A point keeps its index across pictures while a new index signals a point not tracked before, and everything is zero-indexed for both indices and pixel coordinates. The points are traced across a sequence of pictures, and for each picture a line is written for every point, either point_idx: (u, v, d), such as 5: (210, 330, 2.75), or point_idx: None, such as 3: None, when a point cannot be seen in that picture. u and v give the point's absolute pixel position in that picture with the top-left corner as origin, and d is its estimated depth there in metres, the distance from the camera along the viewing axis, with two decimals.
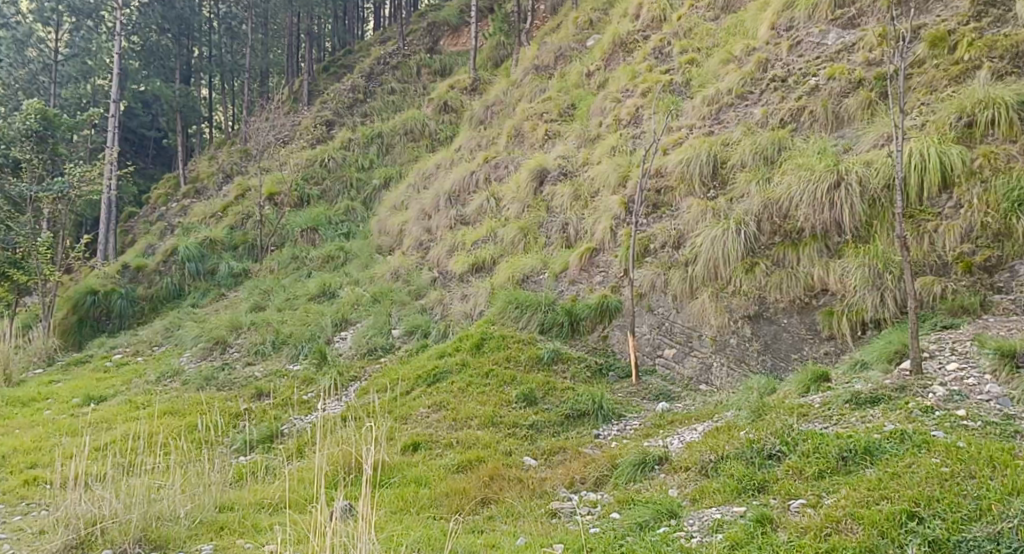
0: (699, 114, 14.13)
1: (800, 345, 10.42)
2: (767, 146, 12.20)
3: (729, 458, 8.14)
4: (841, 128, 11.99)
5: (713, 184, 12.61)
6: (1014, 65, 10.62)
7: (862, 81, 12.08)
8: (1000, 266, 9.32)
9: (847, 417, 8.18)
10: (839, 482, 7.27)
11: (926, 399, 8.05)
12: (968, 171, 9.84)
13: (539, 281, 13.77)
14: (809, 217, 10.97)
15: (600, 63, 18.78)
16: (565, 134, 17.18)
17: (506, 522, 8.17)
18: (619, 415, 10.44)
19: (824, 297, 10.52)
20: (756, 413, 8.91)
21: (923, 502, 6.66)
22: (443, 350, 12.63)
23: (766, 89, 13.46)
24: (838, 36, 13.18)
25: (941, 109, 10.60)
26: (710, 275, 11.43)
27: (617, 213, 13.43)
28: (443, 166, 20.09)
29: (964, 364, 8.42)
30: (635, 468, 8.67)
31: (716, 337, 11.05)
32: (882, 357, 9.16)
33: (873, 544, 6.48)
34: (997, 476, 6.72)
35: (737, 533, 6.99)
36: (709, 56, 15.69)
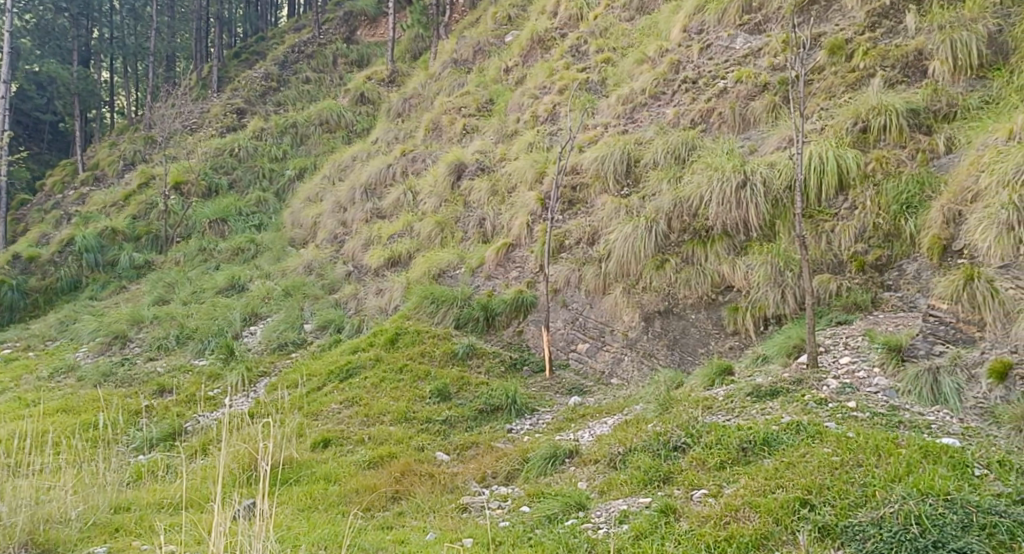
0: (614, 113, 14.44)
1: (706, 340, 10.69)
2: (678, 146, 12.49)
3: (636, 450, 8.36)
4: (747, 130, 12.37)
5: (626, 182, 12.85)
6: (905, 75, 11.15)
7: (767, 85, 12.46)
8: (889, 265, 9.70)
9: (748, 409, 8.50)
10: (738, 472, 7.54)
11: (820, 391, 8.41)
12: (862, 174, 10.31)
13: (455, 276, 13.82)
14: (716, 216, 11.23)
15: (518, 59, 18.93)
16: (483, 129, 17.28)
17: (416, 518, 8.17)
18: (532, 409, 10.58)
19: (729, 294, 10.84)
20: (663, 406, 9.18)
21: (815, 490, 6.94)
22: (356, 345, 12.59)
23: (678, 90, 13.78)
24: (746, 40, 13.55)
25: (838, 114, 11.06)
26: (623, 272, 11.67)
27: (534, 209, 13.53)
28: (359, 158, 19.93)
29: (856, 357, 8.77)
30: (546, 462, 8.83)
31: (627, 332, 11.28)
32: (782, 351, 9.47)
33: (768, 532, 6.73)
34: (882, 464, 7.04)
35: (641, 523, 7.17)
36: (623, 56, 15.98)
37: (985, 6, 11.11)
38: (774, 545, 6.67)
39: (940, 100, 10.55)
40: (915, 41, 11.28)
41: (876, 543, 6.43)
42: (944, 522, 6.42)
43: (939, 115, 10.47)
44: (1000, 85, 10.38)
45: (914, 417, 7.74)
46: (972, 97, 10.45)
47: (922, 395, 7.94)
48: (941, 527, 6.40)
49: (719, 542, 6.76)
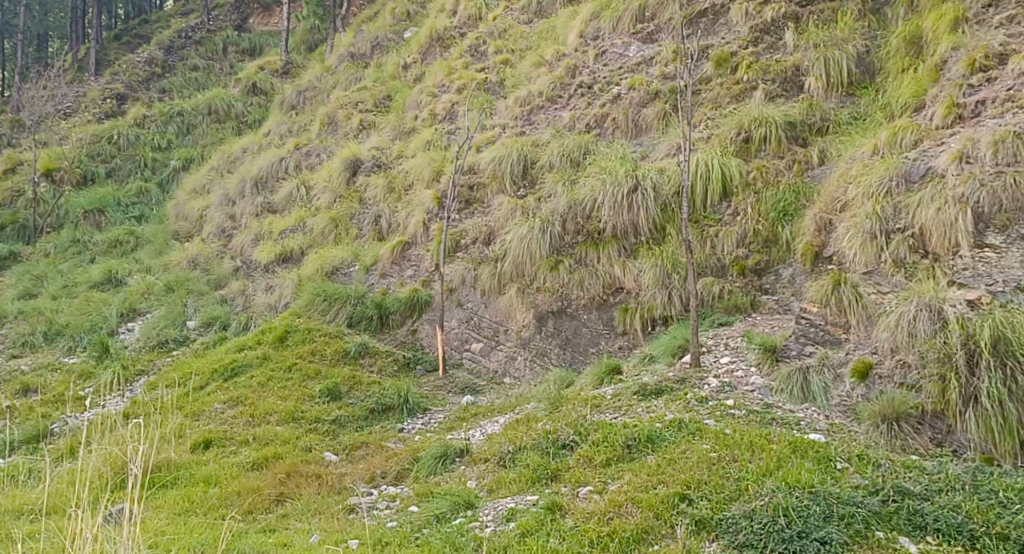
0: (511, 114, 14.54)
1: (597, 340, 10.81)
2: (573, 150, 12.67)
3: (526, 448, 8.47)
4: (640, 136, 12.62)
5: (523, 183, 12.95)
6: (783, 89, 11.64)
7: (658, 93, 12.74)
8: (767, 269, 10.08)
9: (634, 407, 8.70)
10: (623, 469, 7.71)
11: (701, 390, 8.68)
12: (744, 183, 10.70)
13: (348, 274, 13.64)
14: (609, 219, 11.34)
15: (416, 56, 18.82)
16: (380, 125, 17.12)
17: (300, 519, 8.01)
18: (425, 408, 10.55)
19: (620, 295, 10.94)
20: (553, 405, 9.31)
21: (693, 485, 7.15)
22: (243, 343, 12.29)
23: (574, 94, 13.97)
24: (639, 48, 13.78)
25: (724, 124, 11.46)
26: (518, 272, 11.71)
27: (430, 207, 13.49)
28: (250, 150, 19.45)
29: (735, 357, 9.10)
30: (436, 461, 8.82)
31: (521, 332, 11.35)
32: (667, 351, 9.68)
33: (649, 526, 6.87)
34: (756, 459, 7.33)
35: (528, 521, 7.23)
36: (522, 59, 16.08)
37: (856, 28, 11.70)
38: (654, 539, 6.81)
39: (815, 114, 11.08)
40: (793, 57, 11.77)
41: (747, 534, 6.60)
42: (808, 513, 6.63)
43: (814, 128, 11.00)
44: (867, 102, 10.95)
45: (785, 414, 8.06)
46: (843, 113, 11.00)
47: (793, 394, 8.29)
48: (806, 518, 6.61)
49: (602, 537, 6.86)
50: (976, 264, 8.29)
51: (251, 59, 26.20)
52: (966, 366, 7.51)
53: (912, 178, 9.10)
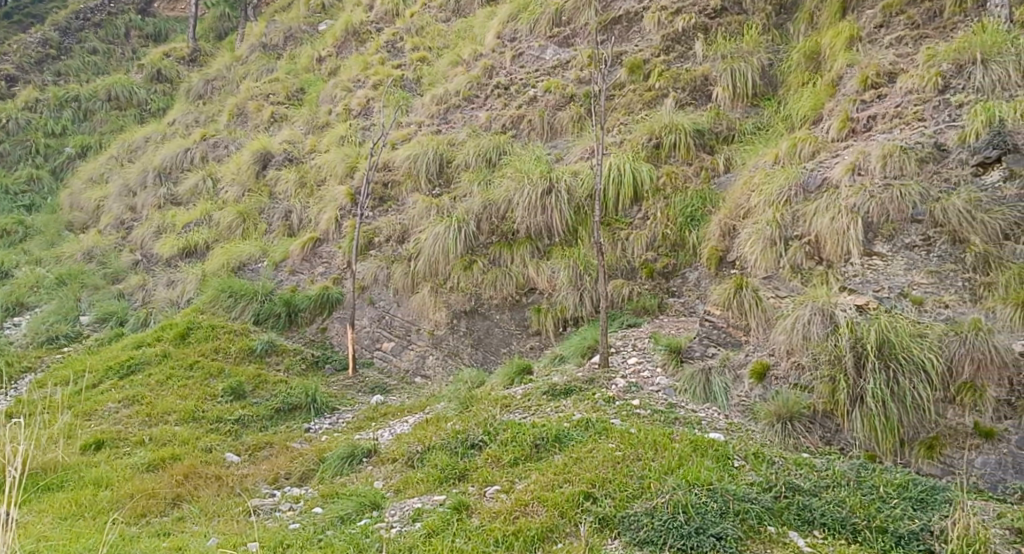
0: (427, 112, 14.48)
1: (509, 340, 10.76)
2: (489, 150, 12.68)
3: (435, 448, 8.45)
4: (554, 138, 12.72)
5: (438, 182, 12.91)
6: (693, 97, 11.91)
7: (573, 96, 12.87)
8: (675, 273, 10.30)
9: (544, 407, 8.77)
10: (530, 468, 7.76)
11: (609, 390, 8.80)
12: (654, 187, 10.91)
13: (255, 270, 13.35)
14: (522, 220, 11.36)
15: (331, 49, 18.55)
16: (292, 118, 16.82)
17: (197, 522, 7.80)
18: (332, 408, 10.38)
19: (532, 296, 10.96)
20: (463, 404, 9.30)
21: (598, 483, 7.24)
22: (141, 340, 11.91)
23: (490, 94, 13.99)
24: (555, 52, 13.88)
25: (636, 129, 11.66)
26: (431, 271, 11.62)
27: (343, 204, 13.31)
28: (153, 139, 18.83)
29: (642, 358, 9.26)
30: (343, 462, 8.72)
31: (433, 331, 11.23)
32: (577, 351, 9.74)
33: (553, 525, 6.93)
34: (658, 458, 7.48)
35: (434, 521, 7.19)
36: (439, 57, 16.03)
37: (761, 41, 12.05)
38: (558, 537, 6.87)
39: (721, 123, 11.39)
40: (702, 67, 12.07)
41: (648, 531, 6.72)
42: (705, 510, 6.80)
43: (721, 137, 11.31)
44: (770, 113, 11.31)
45: (688, 414, 8.27)
46: (748, 123, 11.34)
47: (695, 394, 8.50)
48: (703, 515, 6.77)
49: (507, 536, 6.88)
50: (865, 271, 8.57)
51: (155, 44, 25.40)
52: (854, 367, 7.80)
53: (809, 187, 9.41)
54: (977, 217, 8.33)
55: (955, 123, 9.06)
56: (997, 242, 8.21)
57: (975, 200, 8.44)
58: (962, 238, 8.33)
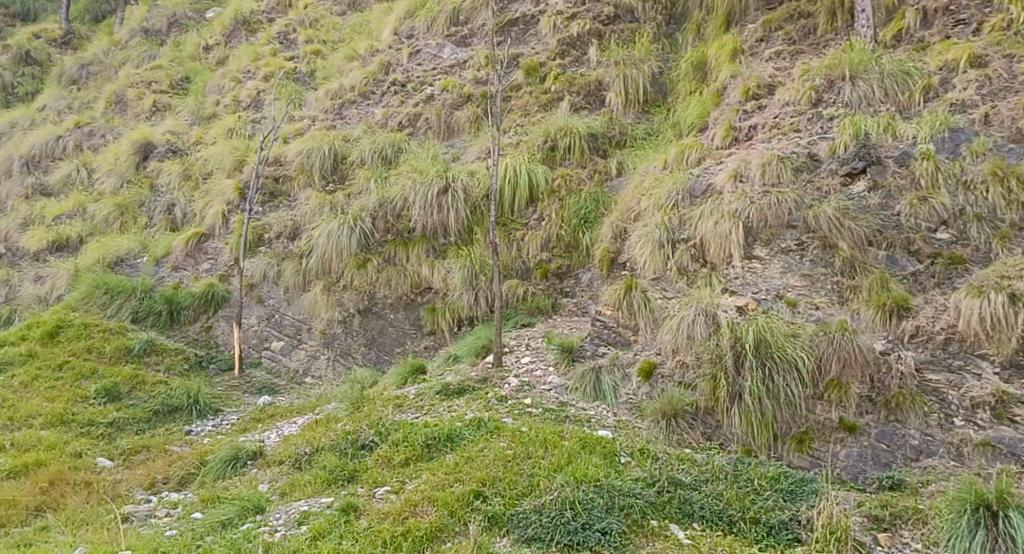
0: (321, 107, 14.24)
1: (403, 339, 10.63)
2: (385, 147, 12.56)
3: (323, 450, 8.33)
4: (451, 137, 12.68)
5: (332, 178, 12.69)
6: (587, 102, 12.12)
7: (470, 96, 12.86)
8: (568, 273, 10.44)
9: (436, 407, 8.76)
10: (421, 468, 7.73)
11: (501, 389, 8.87)
12: (549, 189, 11.05)
13: (134, 265, 12.83)
14: (418, 219, 11.26)
15: (219, 38, 18.00)
16: (177, 108, 16.26)
17: (63, 532, 7.47)
18: (216, 409, 10.08)
19: (427, 295, 10.87)
20: (353, 405, 9.21)
21: (488, 482, 7.28)
22: (5, 340, 11.34)
23: (386, 91, 13.86)
24: (452, 51, 13.87)
25: (532, 131, 11.78)
26: (324, 269, 11.39)
27: (230, 198, 12.91)
28: (21, 126, 17.85)
29: (535, 357, 9.35)
30: (225, 465, 8.49)
31: (325, 330, 11.02)
32: (471, 351, 9.73)
33: (443, 524, 6.92)
34: (548, 455, 7.57)
35: (320, 524, 7.08)
36: (333, 51, 15.79)
37: (652, 50, 12.36)
38: (447, 537, 6.86)
39: (614, 128, 11.63)
40: (596, 72, 12.29)
41: (536, 528, 6.80)
42: (592, 505, 6.93)
43: (613, 141, 11.54)
44: (660, 120, 11.63)
45: (578, 412, 8.40)
46: (639, 128, 11.61)
47: (586, 392, 8.64)
48: (589, 510, 6.90)
49: (396, 537, 6.83)
50: (746, 274, 8.90)
51: (24, 23, 24.13)
52: (734, 366, 8.06)
53: (695, 193, 9.68)
54: (845, 224, 8.74)
55: (826, 135, 9.49)
56: (863, 248, 8.66)
57: (844, 208, 8.87)
58: (832, 243, 8.73)
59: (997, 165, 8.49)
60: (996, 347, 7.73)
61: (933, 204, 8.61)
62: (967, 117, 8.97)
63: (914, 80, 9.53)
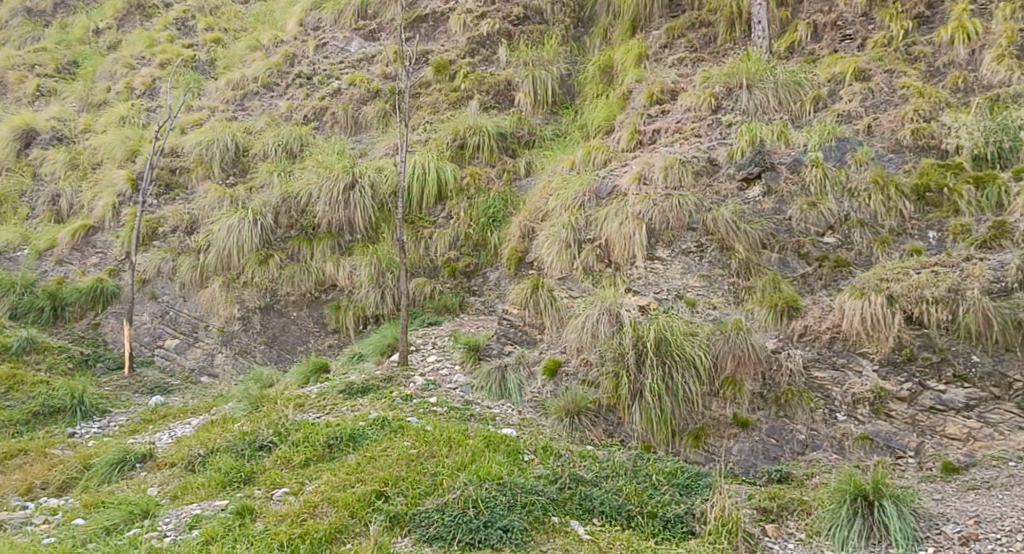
0: (221, 97, 13.78)
1: (306, 338, 10.41)
2: (289, 140, 12.28)
3: (219, 451, 8.09)
4: (358, 133, 12.49)
5: (233, 171, 12.32)
6: (496, 101, 12.18)
7: (378, 92, 12.70)
8: (476, 272, 10.46)
9: (338, 406, 8.61)
10: (321, 469, 7.59)
11: (406, 388, 8.81)
12: (458, 187, 11.03)
13: (14, 258, 12.14)
14: (323, 215, 10.99)
15: (111, 21, 17.19)
16: (63, 93, 15.47)
17: None
18: (102, 411, 9.63)
19: (332, 292, 10.64)
20: (252, 405, 8.98)
21: (391, 482, 7.21)
22: None
23: (291, 83, 13.54)
24: (360, 45, 13.69)
25: (440, 129, 11.73)
26: (223, 265, 11.02)
27: (121, 189, 12.35)
28: None
29: (441, 356, 9.33)
30: (112, 469, 8.14)
31: (223, 328, 10.68)
32: (376, 350, 9.62)
33: (342, 525, 6.82)
34: (451, 454, 7.57)
35: (213, 528, 6.87)
36: (235, 40, 15.34)
37: (560, 51, 12.52)
38: (347, 538, 6.77)
39: (523, 128, 11.73)
40: (505, 72, 12.38)
41: (438, 527, 6.78)
42: (494, 504, 6.97)
43: (522, 141, 11.64)
44: (568, 122, 11.80)
45: (482, 410, 8.44)
46: (547, 129, 11.75)
47: (491, 391, 8.69)
48: (491, 509, 6.94)
49: (293, 539, 6.69)
50: (648, 274, 9.11)
51: None
52: (635, 364, 8.23)
53: (600, 194, 9.85)
54: (741, 227, 9.08)
55: (725, 141, 9.84)
56: (757, 250, 9.00)
57: (740, 212, 9.20)
58: (729, 245, 9.04)
59: (878, 174, 8.95)
60: (876, 346, 8.07)
61: (821, 209, 9.02)
62: (852, 127, 9.45)
63: (804, 90, 10.00)
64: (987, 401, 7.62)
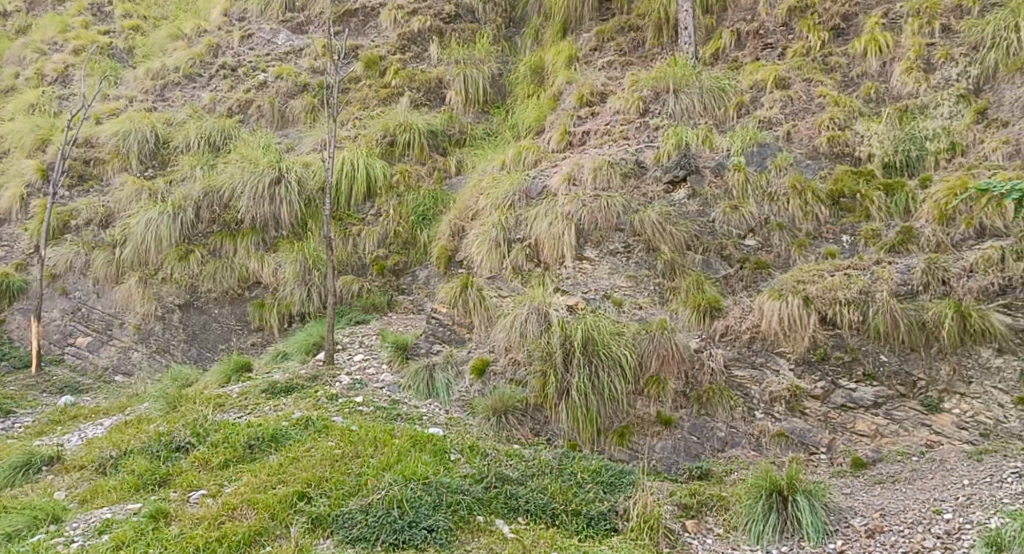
0: (140, 86, 13.29)
1: (228, 336, 10.16)
2: (212, 133, 11.95)
3: (132, 453, 7.82)
4: (285, 127, 12.24)
5: (152, 163, 11.91)
6: (427, 99, 12.13)
7: (306, 86, 12.50)
8: (405, 270, 10.39)
9: (260, 406, 8.43)
10: (241, 470, 7.41)
11: (332, 387, 8.68)
12: (388, 185, 10.92)
13: None
14: (247, 210, 10.70)
15: (20, 4, 16.42)
16: None
17: None
18: (7, 412, 9.22)
19: (255, 290, 10.40)
20: (170, 405, 8.71)
21: (313, 483, 7.10)
22: None
23: (214, 74, 13.18)
24: (288, 38, 13.49)
25: (370, 125, 11.59)
26: (140, 260, 10.64)
27: (31, 180, 11.82)
28: None
29: (368, 355, 9.23)
30: (17, 472, 7.83)
31: (139, 325, 10.34)
32: (301, 348, 9.44)
33: (262, 527, 6.68)
34: (377, 454, 7.49)
35: (124, 532, 6.65)
36: (155, 27, 14.86)
37: (492, 51, 12.67)
38: (267, 541, 6.64)
39: (454, 127, 11.71)
40: (436, 70, 12.35)
41: (361, 528, 6.70)
42: (419, 503, 6.94)
43: (453, 140, 11.62)
44: (499, 121, 11.86)
45: (410, 410, 8.39)
46: (478, 129, 11.77)
47: (419, 390, 8.64)
48: (416, 509, 6.90)
49: (211, 543, 6.53)
50: (577, 274, 9.20)
51: None
52: (563, 363, 8.29)
53: (531, 194, 9.91)
54: (667, 228, 9.24)
55: (652, 144, 10.00)
56: (682, 251, 9.18)
57: (666, 213, 9.36)
58: (655, 247, 9.18)
59: (796, 179, 9.24)
60: (793, 346, 8.28)
61: (743, 212, 9.25)
62: (773, 134, 9.74)
63: (728, 97, 10.30)
64: (893, 399, 7.92)
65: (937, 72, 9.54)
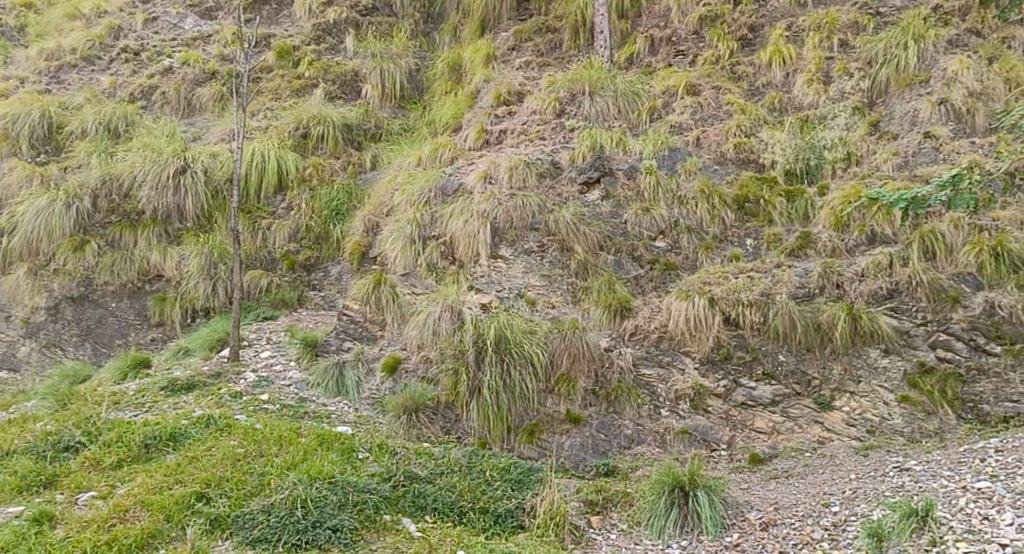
0: (32, 67, 12.51)
1: (126, 331, 9.69)
2: (112, 118, 11.41)
3: (16, 453, 7.41)
4: (192, 115, 11.81)
5: (44, 148, 11.26)
6: (342, 91, 11.93)
7: (214, 73, 12.14)
8: (316, 266, 10.17)
9: (159, 404, 8.09)
10: (135, 470, 7.10)
11: (237, 384, 8.42)
12: (299, 177, 10.67)
13: None
14: (148, 200, 10.28)
15: None
16: None
17: None
18: None
19: (156, 283, 10.00)
20: (60, 403, 8.28)
21: (213, 483, 6.87)
22: None
23: (115, 57, 12.60)
24: (195, 23, 13.17)
25: (282, 116, 11.31)
26: (30, 250, 10.06)
27: None
28: None
29: (275, 352, 8.99)
30: None
31: (27, 319, 9.69)
32: (204, 344, 9.11)
33: (156, 530, 6.43)
34: (281, 453, 7.30)
35: (4, 537, 6.30)
36: (49, 6, 14.08)
37: (409, 46, 12.57)
38: (161, 543, 6.39)
39: (369, 121, 11.54)
40: (352, 63, 12.16)
41: (262, 529, 6.52)
42: (324, 503, 6.79)
43: (368, 134, 11.45)
44: (415, 117, 11.77)
45: (318, 408, 8.21)
46: (394, 123, 11.65)
47: (327, 388, 8.47)
48: (321, 508, 6.76)
49: (99, 546, 6.24)
50: (490, 272, 9.19)
51: None
52: (475, 361, 8.27)
53: (447, 191, 9.87)
54: (581, 228, 9.34)
55: (567, 145, 10.10)
56: (595, 252, 9.29)
57: (581, 214, 9.45)
58: (569, 247, 9.28)
59: (704, 184, 9.49)
60: (697, 346, 8.50)
61: (653, 215, 9.44)
62: (683, 139, 9.99)
63: (641, 101, 10.47)
64: (790, 397, 8.22)
65: (835, 84, 9.96)
